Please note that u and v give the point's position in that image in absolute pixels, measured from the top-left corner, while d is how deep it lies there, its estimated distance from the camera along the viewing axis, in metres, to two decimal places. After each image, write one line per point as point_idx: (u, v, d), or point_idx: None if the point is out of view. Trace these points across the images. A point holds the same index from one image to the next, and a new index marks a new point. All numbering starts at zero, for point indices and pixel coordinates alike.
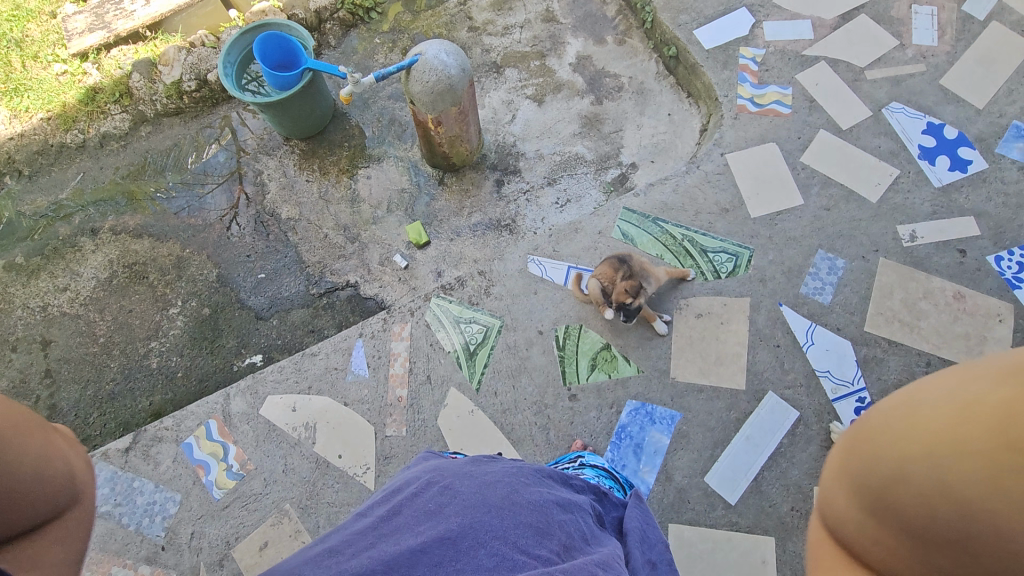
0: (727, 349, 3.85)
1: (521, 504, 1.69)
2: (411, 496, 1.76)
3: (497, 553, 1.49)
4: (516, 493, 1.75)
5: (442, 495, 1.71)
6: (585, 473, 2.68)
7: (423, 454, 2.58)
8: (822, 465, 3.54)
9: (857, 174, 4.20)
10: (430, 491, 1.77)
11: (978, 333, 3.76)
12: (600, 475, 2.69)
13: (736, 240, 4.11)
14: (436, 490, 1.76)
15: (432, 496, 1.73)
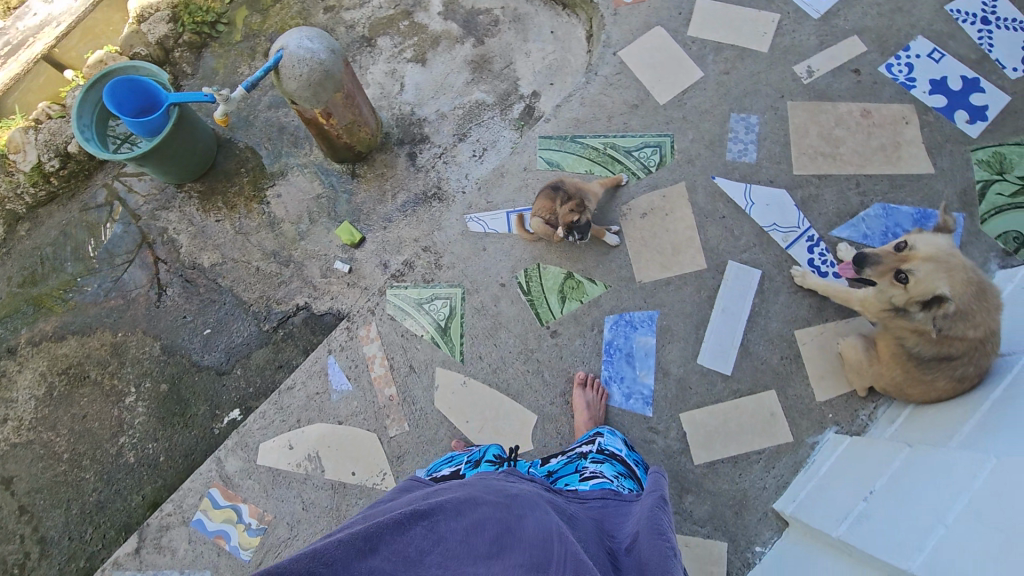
0: (679, 236, 3.93)
1: (513, 543, 1.65)
2: (390, 526, 1.62)
3: None
4: (515, 524, 1.72)
5: (425, 539, 1.63)
6: (603, 472, 2.71)
7: (402, 483, 2.48)
8: (796, 310, 3.73)
9: (744, 31, 4.26)
10: (413, 525, 1.65)
11: (891, 140, 3.97)
12: (618, 474, 2.75)
13: (654, 131, 4.14)
14: (420, 528, 1.65)
15: (415, 536, 1.63)
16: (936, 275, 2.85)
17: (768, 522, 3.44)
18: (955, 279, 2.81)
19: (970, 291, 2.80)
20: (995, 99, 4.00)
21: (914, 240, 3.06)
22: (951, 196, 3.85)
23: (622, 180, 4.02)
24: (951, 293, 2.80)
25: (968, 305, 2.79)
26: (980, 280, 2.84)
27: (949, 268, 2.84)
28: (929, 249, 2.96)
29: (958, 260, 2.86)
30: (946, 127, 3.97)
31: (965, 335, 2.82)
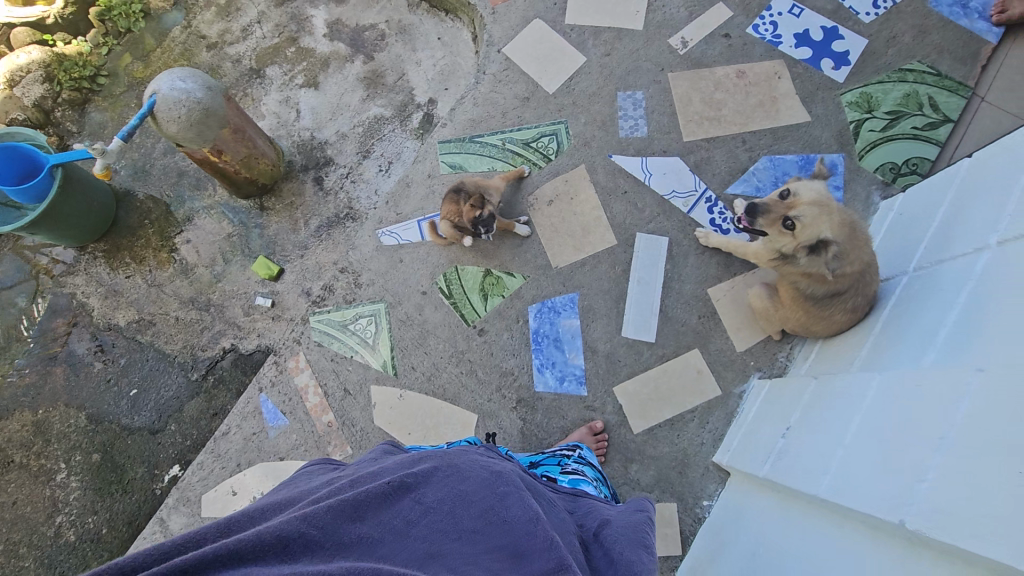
0: (587, 217, 4.04)
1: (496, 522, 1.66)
2: (380, 495, 1.62)
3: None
4: (497, 503, 1.73)
5: (413, 511, 1.63)
6: (584, 471, 2.80)
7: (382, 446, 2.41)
8: (706, 269, 3.90)
9: (618, 13, 4.42)
10: (402, 499, 1.65)
11: (768, 97, 4.21)
12: (597, 479, 2.83)
13: (549, 120, 4.24)
14: (408, 502, 1.64)
15: (403, 509, 1.62)
16: (816, 219, 3.01)
17: (711, 475, 3.58)
18: (833, 221, 2.96)
19: (849, 231, 2.95)
20: (854, 44, 4.28)
21: (796, 188, 3.23)
22: (829, 138, 4.12)
23: (525, 171, 4.11)
24: (830, 233, 2.93)
25: (848, 244, 2.93)
26: (854, 220, 2.98)
27: (825, 213, 2.99)
28: (808, 196, 3.14)
29: (831, 203, 3.02)
30: (815, 76, 4.24)
31: (850, 271, 2.96)
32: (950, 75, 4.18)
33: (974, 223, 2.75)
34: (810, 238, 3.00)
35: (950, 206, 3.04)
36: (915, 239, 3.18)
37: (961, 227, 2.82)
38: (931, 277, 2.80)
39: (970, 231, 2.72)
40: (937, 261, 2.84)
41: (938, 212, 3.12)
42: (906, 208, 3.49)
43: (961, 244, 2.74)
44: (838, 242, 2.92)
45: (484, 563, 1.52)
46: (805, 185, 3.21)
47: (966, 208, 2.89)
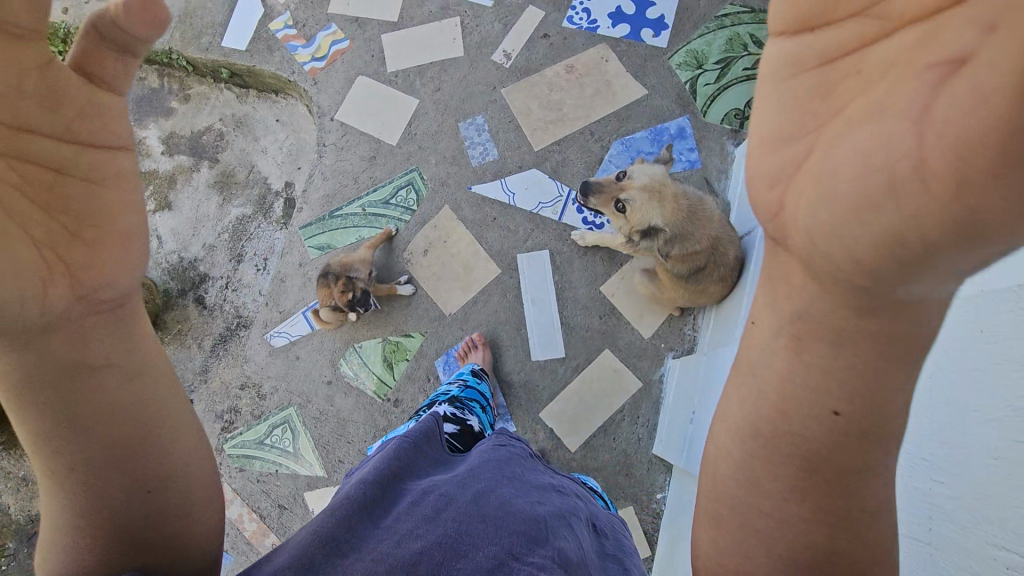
0: (466, 255, 4.00)
1: (514, 514, 1.54)
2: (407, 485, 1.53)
3: (496, 556, 1.35)
4: (511, 501, 1.62)
5: (439, 500, 1.52)
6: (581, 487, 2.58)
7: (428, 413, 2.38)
8: (593, 269, 3.89)
9: (437, 46, 4.38)
10: (426, 494, 1.55)
11: (601, 83, 4.23)
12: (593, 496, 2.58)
13: (401, 172, 4.18)
14: (433, 494, 1.55)
15: (429, 499, 1.52)
16: (649, 200, 3.14)
17: (656, 467, 3.58)
18: (665, 202, 3.11)
19: (682, 210, 3.08)
20: (667, 7, 4.32)
21: (636, 174, 3.33)
22: (670, 105, 4.14)
23: (392, 230, 4.05)
24: (662, 214, 3.09)
25: (686, 223, 3.06)
26: (691, 199, 3.13)
27: (663, 197, 3.13)
28: (643, 177, 3.26)
29: (669, 184, 3.18)
30: (639, 49, 4.27)
31: (695, 245, 3.03)
32: (763, 8, 4.24)
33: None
34: (646, 222, 3.14)
35: None
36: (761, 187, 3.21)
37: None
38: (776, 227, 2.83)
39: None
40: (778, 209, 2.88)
41: None
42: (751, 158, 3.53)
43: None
44: (671, 222, 3.07)
45: (509, 545, 1.40)
46: (645, 170, 3.32)
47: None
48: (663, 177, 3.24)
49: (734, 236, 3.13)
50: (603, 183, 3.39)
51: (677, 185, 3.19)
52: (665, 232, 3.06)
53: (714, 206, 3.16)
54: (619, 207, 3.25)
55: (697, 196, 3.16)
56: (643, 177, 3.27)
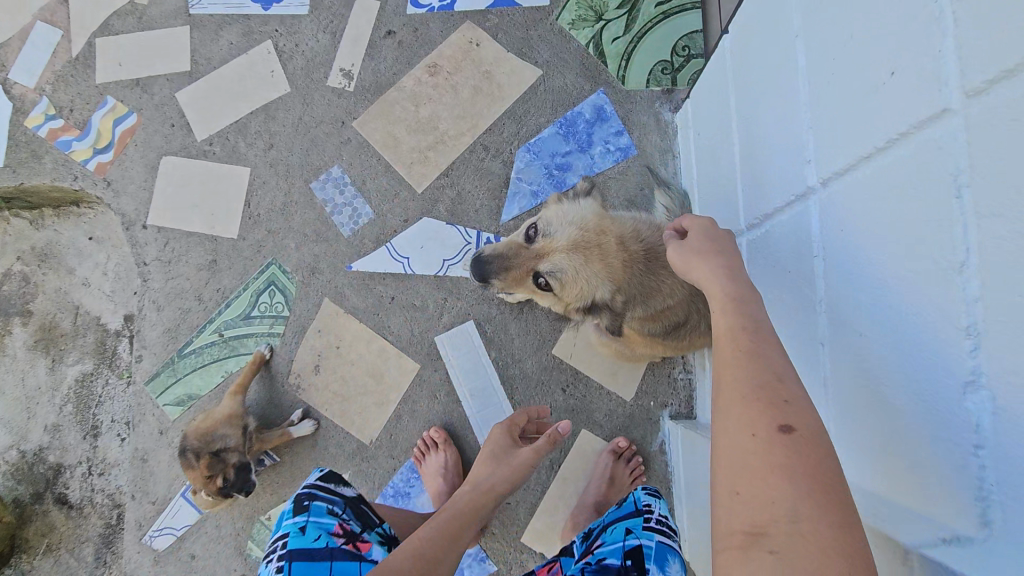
0: (368, 358, 2.97)
1: None
2: None
3: None
4: None
5: None
6: None
7: None
8: (537, 331, 2.89)
9: (252, 89, 3.21)
10: None
11: (479, 76, 3.09)
12: None
13: (254, 271, 3.10)
14: None
15: None
16: (581, 264, 2.15)
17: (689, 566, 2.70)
18: (603, 261, 2.14)
19: (633, 260, 2.14)
20: None
21: (548, 229, 2.30)
22: (576, 79, 3.04)
23: (265, 349, 3.00)
24: (608, 277, 2.14)
25: (643, 275, 2.12)
26: (638, 240, 2.18)
27: (603, 256, 2.14)
28: (556, 229, 2.27)
29: (600, 228, 2.21)
30: (516, 16, 3.12)
31: (671, 301, 2.10)
32: None
33: (769, 149, 1.87)
34: (587, 296, 2.20)
35: (739, 113, 2.13)
36: (726, 169, 2.29)
37: (761, 161, 1.95)
38: (760, 243, 2.01)
39: (771, 164, 1.87)
40: (755, 220, 2.04)
41: (733, 123, 2.20)
42: (704, 133, 2.55)
43: (772, 194, 1.89)
44: (625, 282, 2.14)
45: None
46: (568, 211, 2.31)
47: (756, 121, 1.97)
48: (587, 218, 2.24)
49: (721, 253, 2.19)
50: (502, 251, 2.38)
51: (612, 223, 2.24)
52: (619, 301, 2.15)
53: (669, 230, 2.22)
54: (538, 283, 2.29)
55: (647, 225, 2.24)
56: (560, 228, 2.26)
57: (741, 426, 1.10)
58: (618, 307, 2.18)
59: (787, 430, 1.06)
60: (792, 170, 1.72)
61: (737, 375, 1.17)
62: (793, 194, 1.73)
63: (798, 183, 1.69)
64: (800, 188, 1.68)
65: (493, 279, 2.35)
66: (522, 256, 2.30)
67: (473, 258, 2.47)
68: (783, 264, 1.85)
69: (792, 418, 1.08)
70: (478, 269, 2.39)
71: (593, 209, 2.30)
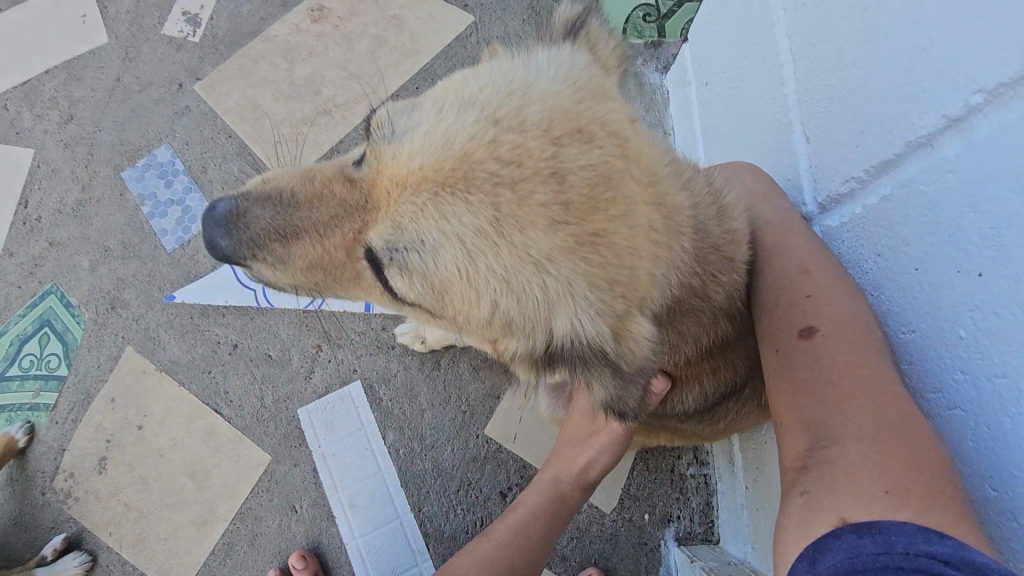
0: (189, 445, 1.83)
1: None
2: None
3: None
4: None
5: None
6: None
7: None
8: (461, 398, 1.82)
9: (52, 40, 2.19)
10: None
11: (385, 24, 2.13)
12: None
13: (21, 305, 1.97)
14: None
15: None
16: (546, 250, 0.90)
17: None
18: (609, 246, 0.92)
19: (669, 250, 0.99)
20: None
21: (399, 126, 1.07)
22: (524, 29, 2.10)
23: (21, 434, 1.82)
24: (618, 291, 0.96)
25: (682, 282, 1.04)
26: (676, 198, 1.03)
27: (557, 195, 0.87)
28: (459, 134, 0.93)
29: (570, 132, 0.91)
30: None
31: (716, 335, 1.12)
32: None
33: (877, 37, 0.89)
34: (537, 326, 1.01)
35: (787, 8, 1.14)
36: (762, 121, 1.29)
37: (849, 77, 0.96)
38: (848, 235, 1.03)
39: (881, 69, 0.88)
40: (836, 194, 1.06)
41: (772, 32, 1.20)
42: (716, 76, 1.53)
43: (882, 133, 0.90)
44: (652, 298, 1.01)
45: None
46: (508, 69, 1.08)
47: (835, 1, 0.98)
48: (533, 113, 0.93)
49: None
50: (302, 197, 1.16)
51: (617, 130, 0.97)
52: (643, 346, 1.01)
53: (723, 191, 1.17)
54: (380, 277, 1.10)
55: (686, 174, 1.12)
56: (451, 115, 0.98)
57: (769, 341, 0.99)
58: (630, 358, 1.02)
59: (809, 334, 0.92)
60: (953, 60, 0.74)
61: (769, 277, 1.06)
62: (955, 113, 0.75)
63: (975, 84, 0.71)
64: (984, 90, 0.70)
65: (271, 260, 1.17)
66: (338, 209, 1.10)
67: (215, 207, 1.25)
68: (910, 268, 0.88)
69: (819, 312, 0.93)
70: (241, 234, 1.19)
71: (564, 77, 1.06)
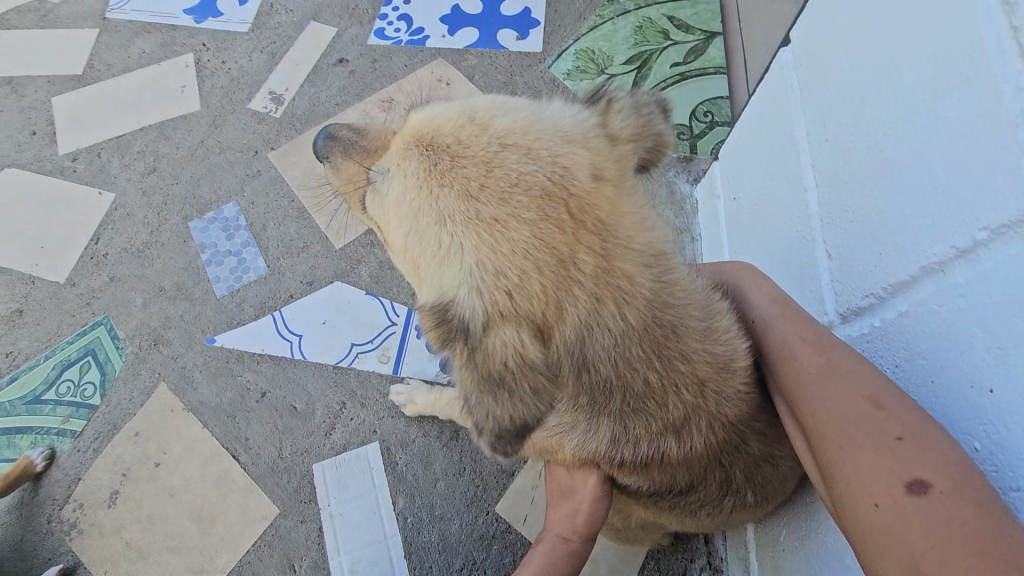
0: (199, 489, 1.84)
1: None
2: None
3: None
4: None
5: None
6: None
7: None
8: (475, 473, 1.83)
9: (151, 102, 2.49)
10: None
11: None
12: None
13: (71, 334, 2.08)
14: None
15: None
16: (450, 208, 1.12)
17: None
18: (506, 240, 1.09)
19: (586, 296, 1.11)
20: None
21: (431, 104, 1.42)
22: None
23: (39, 458, 1.87)
24: (502, 284, 1.11)
25: (598, 343, 1.12)
26: (626, 262, 1.14)
27: (478, 178, 1.11)
28: (445, 117, 1.24)
29: (518, 145, 1.13)
30: (499, 59, 2.44)
31: (661, 442, 1.17)
32: None
33: (894, 174, 1.00)
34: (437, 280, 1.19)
35: (813, 142, 1.30)
36: (788, 234, 1.41)
37: (867, 205, 1.08)
38: (867, 345, 1.09)
39: (898, 203, 0.99)
40: (855, 306, 1.13)
41: (800, 161, 1.36)
42: (744, 191, 1.69)
43: (900, 257, 0.99)
44: (555, 330, 1.13)
45: None
46: (521, 104, 1.31)
47: (856, 142, 1.13)
48: (499, 122, 1.19)
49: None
50: (370, 133, 1.62)
51: (568, 165, 1.14)
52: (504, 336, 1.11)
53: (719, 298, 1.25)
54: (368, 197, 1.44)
55: (670, 261, 1.20)
56: (450, 104, 1.30)
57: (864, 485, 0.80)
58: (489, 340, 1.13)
59: (919, 488, 0.75)
60: (962, 202, 0.84)
61: (830, 410, 0.92)
62: (964, 245, 0.84)
63: (980, 223, 0.80)
64: (989, 228, 0.79)
65: (332, 163, 1.67)
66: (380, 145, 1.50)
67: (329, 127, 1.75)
68: (927, 380, 0.93)
69: (929, 458, 0.77)
70: (332, 146, 1.69)
71: (568, 129, 1.25)
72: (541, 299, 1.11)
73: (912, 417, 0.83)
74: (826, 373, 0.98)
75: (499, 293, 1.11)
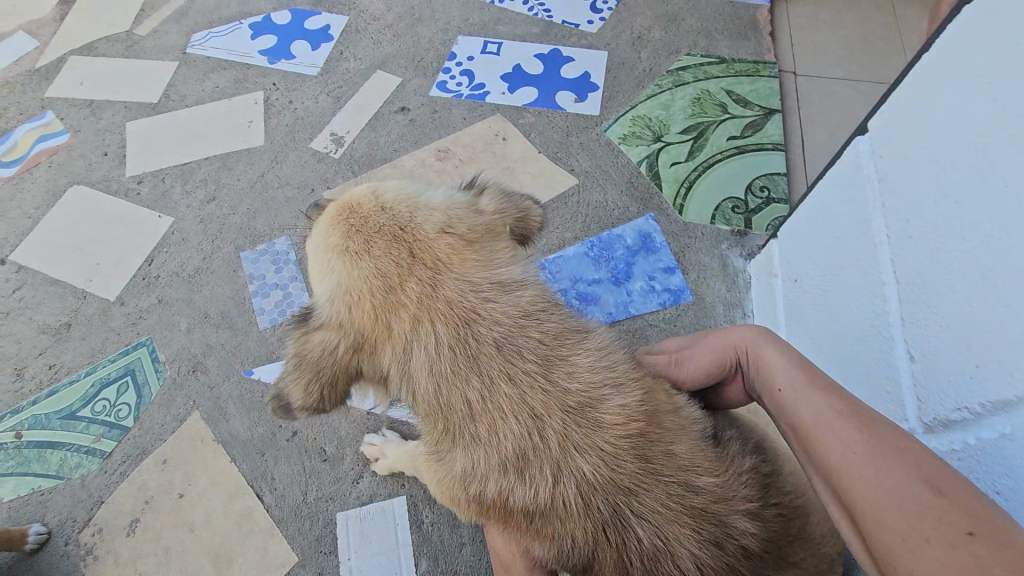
0: (219, 526, 1.80)
1: None
2: None
3: None
4: None
5: None
6: None
7: None
8: None
9: (218, 134, 2.60)
10: None
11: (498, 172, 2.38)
12: None
13: (114, 351, 2.11)
14: None
15: None
16: (326, 243, 1.28)
17: None
18: (354, 268, 1.23)
19: (408, 321, 1.20)
20: (591, 60, 2.64)
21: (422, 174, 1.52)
22: (619, 196, 2.29)
23: (34, 534, 1.76)
24: (344, 305, 1.24)
25: (422, 361, 1.19)
26: (451, 292, 1.21)
27: (345, 226, 1.26)
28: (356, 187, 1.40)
29: (385, 203, 1.29)
30: (555, 120, 2.49)
31: (507, 483, 1.13)
32: (739, 58, 2.61)
33: (995, 284, 0.96)
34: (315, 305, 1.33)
35: (893, 237, 1.27)
36: (862, 325, 1.37)
37: (959, 311, 1.04)
38: (959, 462, 1.02)
39: (998, 314, 0.94)
40: (943, 417, 1.08)
41: (876, 254, 1.33)
42: (809, 276, 1.66)
43: (999, 372, 0.94)
44: (382, 347, 1.24)
45: None
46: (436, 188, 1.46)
47: (946, 244, 1.10)
48: (391, 190, 1.34)
49: (752, 489, 1.16)
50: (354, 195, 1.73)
51: (415, 219, 1.27)
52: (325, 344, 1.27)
53: (601, 343, 1.25)
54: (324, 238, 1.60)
55: (522, 295, 1.26)
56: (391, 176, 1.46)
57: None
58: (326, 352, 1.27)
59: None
60: None
61: (869, 491, 0.79)
62: None
63: None
64: None
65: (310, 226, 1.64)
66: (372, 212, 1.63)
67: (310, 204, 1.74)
68: None
69: (1009, 558, 0.64)
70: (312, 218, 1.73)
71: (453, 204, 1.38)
72: (365, 321, 1.23)
73: (960, 484, 0.75)
74: (870, 444, 0.83)
75: (337, 315, 1.25)
